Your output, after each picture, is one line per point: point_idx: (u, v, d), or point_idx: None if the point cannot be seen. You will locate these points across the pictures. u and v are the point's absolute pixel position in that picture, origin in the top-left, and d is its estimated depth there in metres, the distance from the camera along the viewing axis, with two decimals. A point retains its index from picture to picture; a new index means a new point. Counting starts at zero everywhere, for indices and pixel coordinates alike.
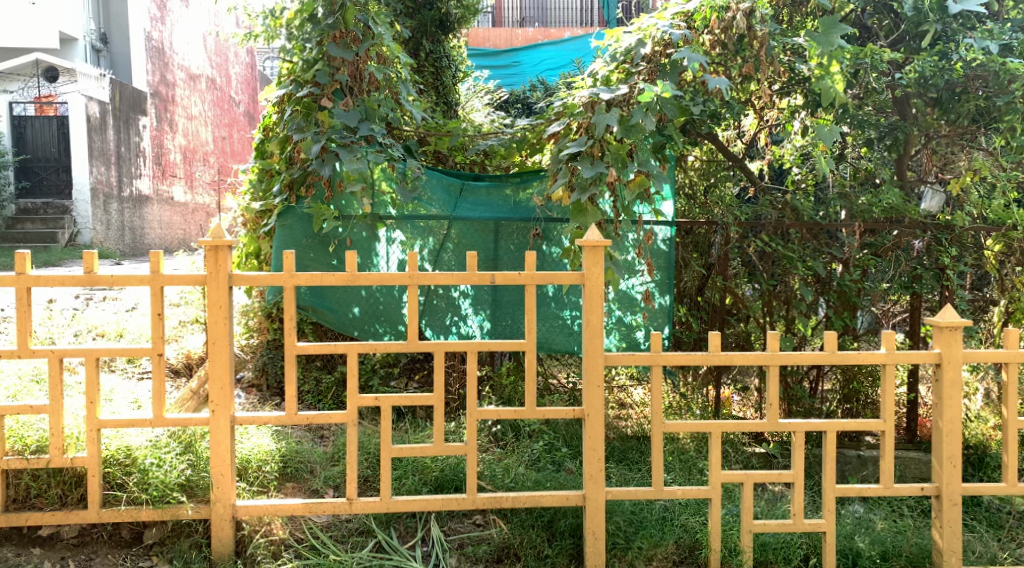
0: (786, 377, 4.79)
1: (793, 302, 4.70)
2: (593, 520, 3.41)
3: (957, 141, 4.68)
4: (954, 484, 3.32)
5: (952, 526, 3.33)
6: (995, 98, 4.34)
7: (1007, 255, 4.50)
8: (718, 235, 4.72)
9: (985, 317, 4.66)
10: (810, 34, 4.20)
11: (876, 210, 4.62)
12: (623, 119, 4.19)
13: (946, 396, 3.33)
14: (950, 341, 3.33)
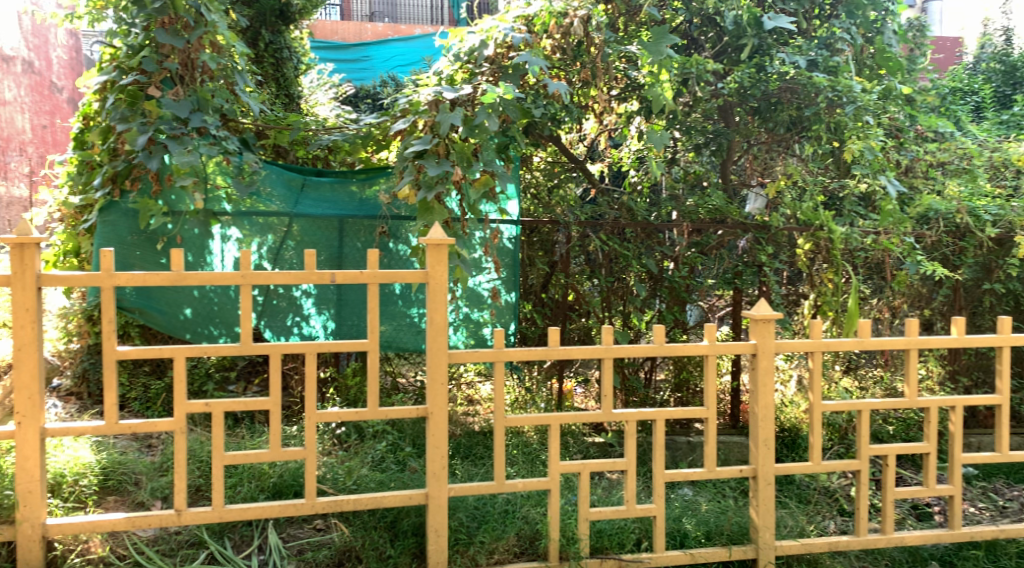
0: (624, 369, 5.02)
1: (629, 297, 4.94)
2: (436, 518, 3.41)
3: (774, 147, 5.13)
4: (768, 465, 3.59)
5: (767, 504, 3.58)
6: (805, 108, 4.80)
7: (815, 252, 4.89)
8: (561, 234, 4.88)
9: (798, 310, 5.07)
10: (642, 43, 4.44)
11: (701, 212, 4.98)
12: (467, 119, 4.23)
13: (761, 383, 3.60)
14: (764, 332, 3.60)
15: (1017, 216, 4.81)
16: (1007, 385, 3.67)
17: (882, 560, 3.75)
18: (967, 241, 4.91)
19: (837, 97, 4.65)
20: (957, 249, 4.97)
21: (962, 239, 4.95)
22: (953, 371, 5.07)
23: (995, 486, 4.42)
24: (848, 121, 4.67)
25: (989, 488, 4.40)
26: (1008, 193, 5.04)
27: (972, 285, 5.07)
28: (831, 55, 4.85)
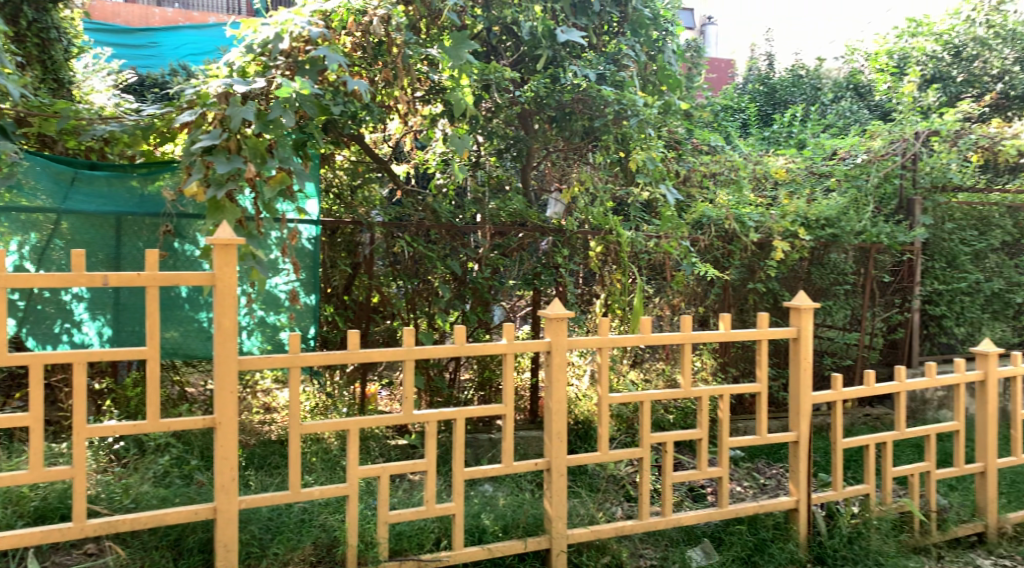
0: (428, 370, 5.03)
1: (433, 299, 4.94)
2: (225, 532, 3.22)
3: (570, 154, 5.35)
4: (561, 456, 3.75)
5: (559, 495, 3.73)
6: (596, 119, 5.08)
7: (606, 256, 5.20)
8: (365, 235, 4.80)
9: (590, 309, 5.32)
10: (442, 47, 4.50)
11: (503, 214, 5.12)
12: (261, 114, 4.05)
13: (555, 377, 3.75)
14: (558, 330, 3.75)
15: (775, 223, 5.37)
16: (765, 374, 4.08)
17: (662, 540, 4.06)
18: (733, 245, 5.43)
19: (622, 110, 4.99)
20: (726, 252, 5.49)
21: (729, 243, 5.47)
22: (724, 362, 5.60)
23: (757, 465, 4.93)
24: (632, 133, 5.10)
25: (753, 468, 4.90)
26: (768, 202, 5.68)
27: (739, 284, 5.60)
28: (618, 70, 5.19)
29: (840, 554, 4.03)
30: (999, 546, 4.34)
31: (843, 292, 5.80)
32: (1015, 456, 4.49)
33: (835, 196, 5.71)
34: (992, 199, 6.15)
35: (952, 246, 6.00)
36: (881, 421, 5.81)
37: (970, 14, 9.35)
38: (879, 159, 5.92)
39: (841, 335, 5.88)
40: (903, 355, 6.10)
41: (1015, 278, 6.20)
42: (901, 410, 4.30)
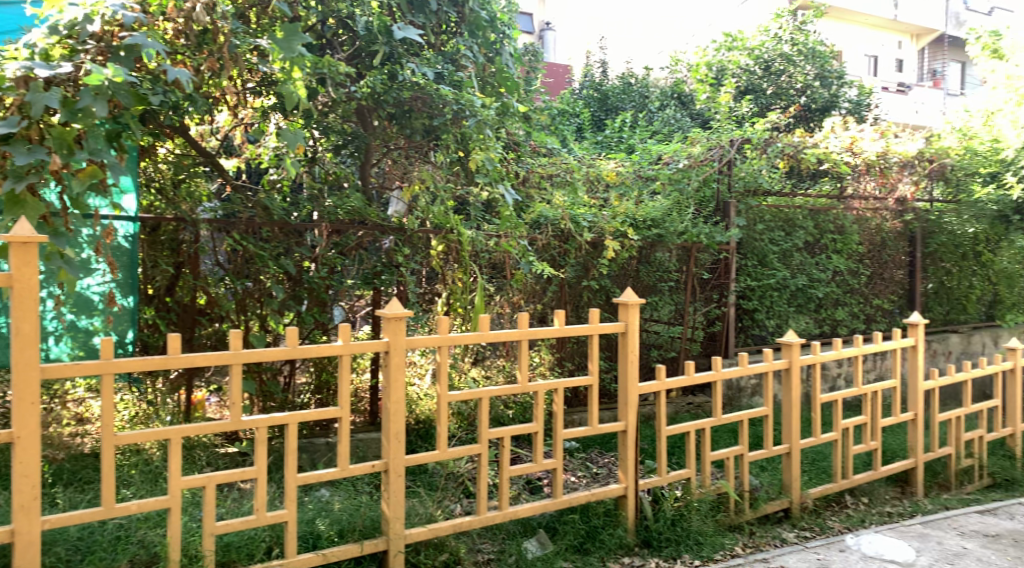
0: (261, 374, 4.86)
1: (265, 300, 4.76)
2: (24, 556, 2.93)
3: (412, 152, 5.31)
4: (399, 457, 3.72)
5: (397, 495, 3.70)
6: (434, 118, 5.07)
7: (447, 255, 5.16)
8: (188, 233, 4.59)
9: (431, 308, 5.30)
10: (272, 38, 4.27)
11: (340, 213, 4.96)
12: (67, 101, 3.71)
13: (392, 378, 3.71)
14: (396, 330, 3.71)
15: (607, 224, 5.61)
16: (596, 367, 4.25)
17: (499, 534, 4.16)
18: (569, 245, 5.61)
19: (461, 109, 4.99)
20: (562, 251, 5.66)
21: (566, 242, 5.63)
22: (560, 357, 5.79)
23: (591, 456, 5.15)
24: (472, 133, 5.07)
25: (586, 458, 5.12)
26: (601, 203, 5.93)
27: (574, 281, 5.80)
28: (456, 70, 5.23)
29: (664, 536, 4.29)
30: (801, 520, 4.78)
31: (667, 289, 6.19)
32: (815, 437, 4.94)
33: (659, 199, 6.05)
34: (796, 203, 6.77)
35: (762, 246, 6.57)
36: (702, 409, 6.22)
37: (777, 32, 10.36)
38: (699, 164, 6.30)
39: (667, 329, 6.23)
40: (721, 346, 6.51)
41: (815, 275, 6.87)
42: (718, 399, 4.60)
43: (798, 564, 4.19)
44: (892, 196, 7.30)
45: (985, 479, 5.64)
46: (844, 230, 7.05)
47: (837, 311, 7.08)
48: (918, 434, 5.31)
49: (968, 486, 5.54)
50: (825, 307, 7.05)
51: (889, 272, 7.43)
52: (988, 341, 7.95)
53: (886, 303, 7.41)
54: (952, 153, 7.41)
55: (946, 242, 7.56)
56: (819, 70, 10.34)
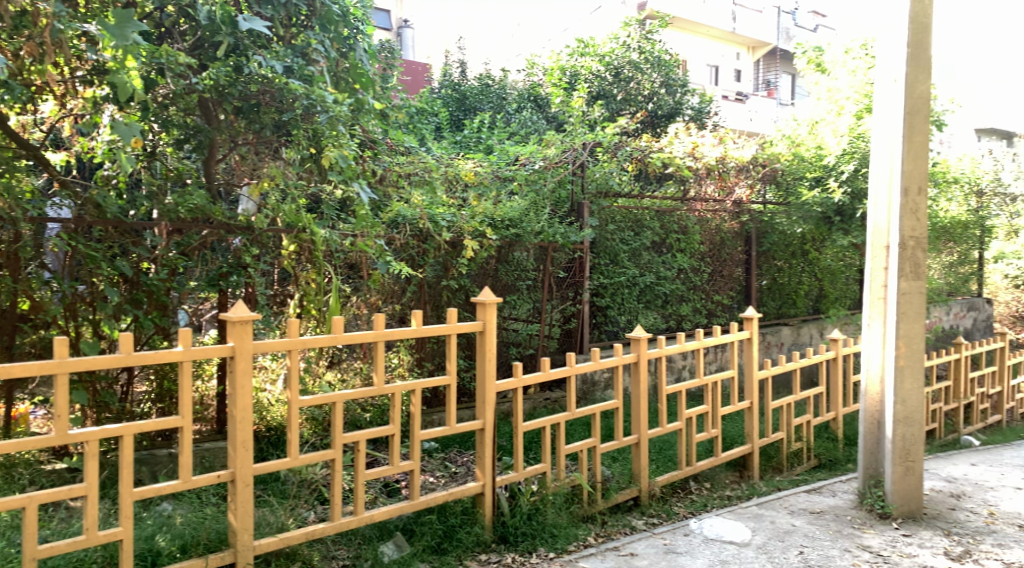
0: (94, 384, 4.53)
1: (98, 304, 4.46)
2: None
3: (261, 148, 5.09)
4: (246, 467, 3.54)
5: (245, 506, 3.54)
6: (283, 113, 4.91)
7: (298, 255, 5.02)
8: (7, 231, 4.17)
9: (283, 310, 5.18)
10: (102, 24, 3.81)
11: (182, 211, 4.69)
12: None
13: (238, 385, 3.53)
14: (241, 334, 3.54)
15: (465, 223, 5.62)
16: (453, 366, 4.25)
17: (355, 539, 4.08)
18: (428, 244, 5.59)
19: (311, 105, 4.84)
20: (420, 250, 5.63)
21: (425, 242, 5.60)
22: (419, 358, 5.77)
23: (450, 455, 5.16)
24: (325, 129, 4.92)
25: (445, 458, 5.12)
26: (460, 203, 5.92)
27: (433, 281, 5.78)
28: (306, 64, 5.10)
29: (521, 530, 4.36)
30: (649, 507, 5.01)
31: (525, 287, 6.29)
32: (662, 427, 5.18)
33: (516, 199, 6.14)
34: (644, 204, 7.08)
35: (614, 246, 6.82)
36: (559, 404, 6.38)
37: (626, 40, 10.78)
38: (554, 165, 6.48)
39: (524, 327, 6.31)
40: (577, 343, 6.67)
41: (661, 273, 7.21)
42: (572, 393, 4.72)
43: (646, 550, 4.39)
44: (730, 198, 7.83)
45: (812, 460, 6.13)
46: (687, 229, 7.47)
47: (682, 306, 7.46)
48: (753, 421, 5.68)
49: (798, 468, 5.99)
50: (671, 303, 7.41)
51: (729, 269, 7.90)
52: (815, 334, 8.52)
53: (726, 298, 7.88)
54: (782, 159, 8.18)
55: (777, 241, 8.13)
56: (665, 78, 10.83)
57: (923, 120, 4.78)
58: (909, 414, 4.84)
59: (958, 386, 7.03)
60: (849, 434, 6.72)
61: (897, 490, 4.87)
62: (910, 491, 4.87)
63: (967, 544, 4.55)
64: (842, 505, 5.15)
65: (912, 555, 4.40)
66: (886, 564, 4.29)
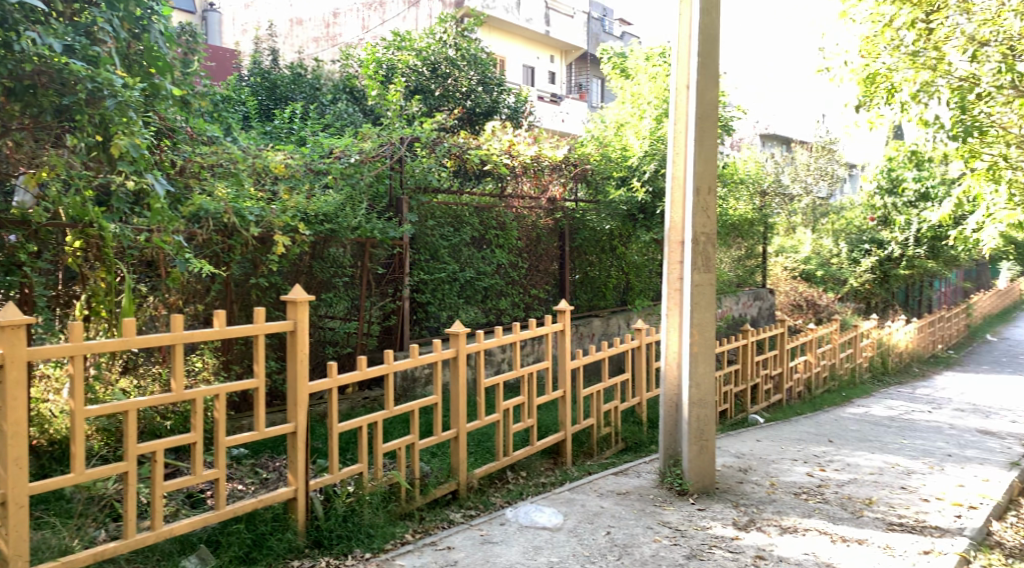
0: None
1: None
2: None
3: (40, 134, 4.58)
4: (20, 486, 3.18)
5: (18, 530, 3.18)
6: (63, 96, 4.34)
7: (85, 251, 4.62)
8: None
9: (69, 313, 4.74)
10: None
11: None
12: None
13: (9, 397, 3.15)
14: (13, 340, 3.16)
15: (275, 218, 5.39)
16: (262, 369, 4.06)
17: (152, 556, 3.81)
18: (233, 240, 5.32)
19: (97, 89, 4.34)
20: (225, 246, 5.34)
21: (230, 237, 5.33)
22: (226, 361, 5.50)
23: (261, 461, 4.97)
24: (113, 115, 4.44)
25: (255, 463, 4.91)
26: (269, 197, 5.68)
27: (241, 279, 5.53)
28: (91, 44, 4.59)
29: (335, 533, 4.25)
30: (467, 500, 5.08)
31: (342, 284, 6.14)
32: (479, 420, 5.26)
33: (331, 193, 5.96)
34: (462, 200, 7.17)
35: (434, 242, 6.82)
36: (377, 402, 6.32)
37: (442, 36, 10.84)
38: (370, 160, 6.37)
39: (342, 325, 6.16)
40: (396, 339, 6.62)
41: (481, 268, 7.31)
42: (389, 391, 4.65)
43: (463, 542, 4.44)
44: (544, 196, 8.03)
45: (620, 444, 6.49)
46: (505, 225, 7.61)
47: (500, 301, 7.60)
48: (566, 409, 5.92)
49: (606, 451, 6.32)
50: (490, 298, 7.53)
51: (544, 265, 8.15)
52: (622, 324, 8.95)
53: (542, 292, 8.13)
54: (592, 159, 8.48)
55: (588, 237, 8.51)
56: (481, 76, 11.00)
57: (712, 125, 5.18)
58: (702, 396, 5.24)
59: (745, 369, 7.72)
60: (652, 417, 7.17)
61: (693, 468, 5.27)
62: (704, 468, 5.30)
63: (752, 513, 5.00)
64: (646, 484, 5.49)
65: (706, 527, 4.76)
66: (683, 537, 4.61)
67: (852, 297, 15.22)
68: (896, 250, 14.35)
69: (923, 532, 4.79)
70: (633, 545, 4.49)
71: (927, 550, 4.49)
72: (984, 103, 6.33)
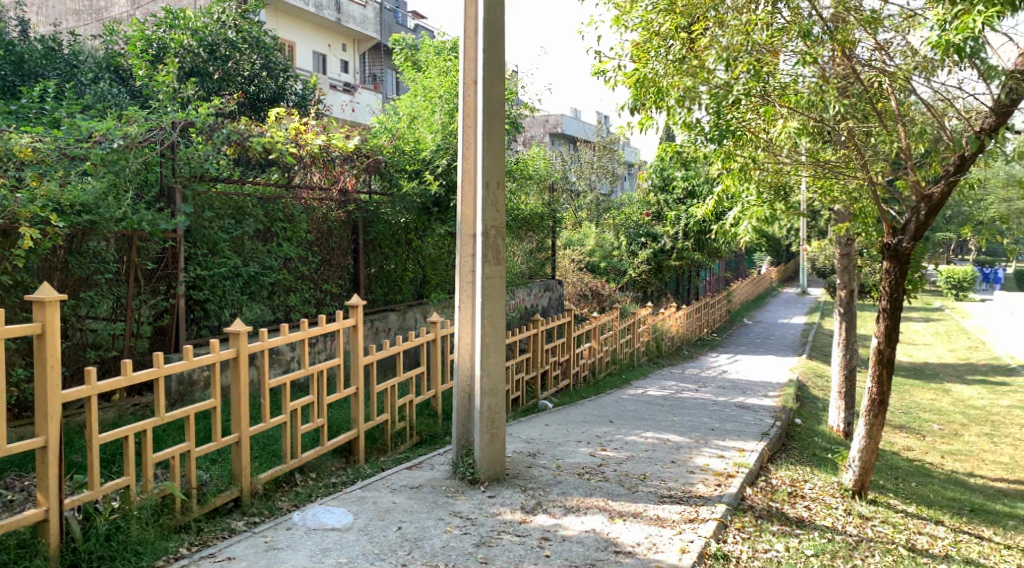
0: None
1: None
2: None
3: None
4: None
5: None
6: None
7: None
8: None
9: None
10: None
11: None
12: None
13: None
14: None
15: (21, 208, 4.82)
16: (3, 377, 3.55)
17: None
18: None
19: None
20: None
21: None
22: None
23: (7, 481, 4.41)
24: None
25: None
26: (14, 184, 5.07)
27: None
28: None
29: (95, 555, 3.87)
30: (250, 507, 4.83)
31: (105, 282, 5.60)
32: (264, 422, 5.02)
33: (90, 182, 5.44)
34: (244, 191, 6.81)
35: (212, 235, 6.45)
36: (149, 409, 5.84)
37: (220, 16, 10.26)
38: (137, 145, 5.85)
39: (106, 326, 5.62)
40: (171, 341, 6.11)
41: (266, 262, 6.97)
42: (161, 397, 4.29)
43: (244, 551, 4.21)
44: (335, 187, 7.80)
45: (414, 438, 6.48)
46: (293, 218, 7.31)
47: (289, 297, 7.28)
48: (359, 406, 5.80)
49: (400, 446, 6.29)
50: (278, 294, 7.18)
51: (336, 259, 7.88)
52: (418, 317, 8.90)
53: (335, 288, 7.87)
54: (384, 151, 8.46)
55: (382, 230, 8.36)
56: (265, 61, 10.72)
57: (499, 120, 5.27)
58: (493, 386, 5.35)
59: (535, 356, 8.01)
60: (446, 409, 7.23)
61: (485, 457, 5.37)
62: (494, 457, 5.42)
63: (539, 497, 5.18)
64: (438, 476, 5.52)
65: (495, 514, 4.87)
66: (473, 525, 4.69)
67: (632, 287, 16.32)
68: (668, 243, 15.66)
69: (689, 501, 5.22)
70: (423, 538, 4.49)
71: (692, 518, 4.90)
72: (737, 110, 6.27)
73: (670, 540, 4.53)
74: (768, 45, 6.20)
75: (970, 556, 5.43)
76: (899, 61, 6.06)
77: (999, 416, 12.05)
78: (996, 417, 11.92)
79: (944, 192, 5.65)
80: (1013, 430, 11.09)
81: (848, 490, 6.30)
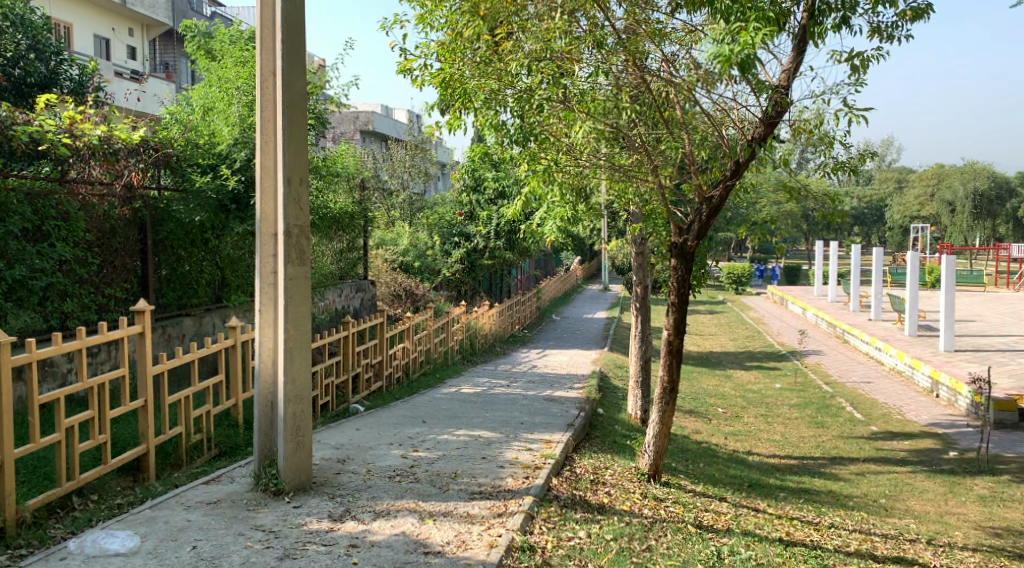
0: None
1: None
2: None
3: None
4: None
5: None
6: None
7: None
8: None
9: None
10: None
11: None
12: None
13: None
14: None
15: None
16: None
17: None
18: None
19: None
20: None
21: None
22: None
23: None
24: None
25: None
26: None
27: None
28: None
29: None
30: (17, 538, 4.29)
31: None
32: (33, 443, 4.50)
33: None
34: (8, 185, 6.16)
35: None
36: None
37: None
38: None
39: None
40: None
41: (36, 264, 6.28)
42: None
43: None
44: (118, 182, 7.12)
45: (213, 450, 6.11)
46: (68, 215, 6.66)
47: (65, 303, 6.59)
48: (148, 421, 5.37)
49: (197, 460, 5.90)
50: (51, 300, 6.49)
51: (120, 260, 7.22)
52: (216, 322, 8.43)
53: (122, 291, 7.23)
54: (174, 143, 7.97)
55: (174, 228, 7.77)
56: (32, 41, 9.70)
57: (300, 114, 5.08)
58: (298, 392, 5.17)
59: (346, 359, 7.82)
60: (248, 418, 6.88)
61: (291, 467, 5.16)
62: (300, 465, 5.23)
63: (347, 503, 5.05)
64: (239, 489, 5.22)
65: (301, 524, 4.68)
66: (276, 538, 4.47)
67: (446, 286, 16.43)
68: (481, 243, 15.97)
69: (498, 496, 5.31)
70: (222, 555, 4.23)
71: (500, 512, 4.99)
72: (540, 114, 6.44)
73: (479, 536, 4.59)
74: (567, 54, 6.28)
75: (747, 527, 5.96)
76: (684, 73, 6.48)
77: (772, 398, 13.40)
78: (769, 399, 13.24)
79: (722, 195, 6.15)
80: (784, 409, 12.37)
81: (645, 474, 6.72)
